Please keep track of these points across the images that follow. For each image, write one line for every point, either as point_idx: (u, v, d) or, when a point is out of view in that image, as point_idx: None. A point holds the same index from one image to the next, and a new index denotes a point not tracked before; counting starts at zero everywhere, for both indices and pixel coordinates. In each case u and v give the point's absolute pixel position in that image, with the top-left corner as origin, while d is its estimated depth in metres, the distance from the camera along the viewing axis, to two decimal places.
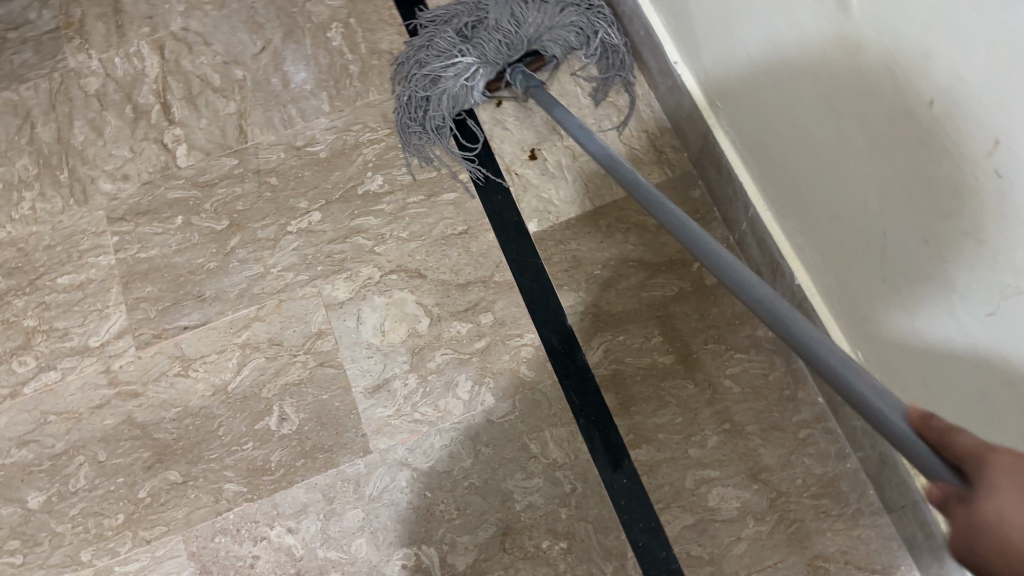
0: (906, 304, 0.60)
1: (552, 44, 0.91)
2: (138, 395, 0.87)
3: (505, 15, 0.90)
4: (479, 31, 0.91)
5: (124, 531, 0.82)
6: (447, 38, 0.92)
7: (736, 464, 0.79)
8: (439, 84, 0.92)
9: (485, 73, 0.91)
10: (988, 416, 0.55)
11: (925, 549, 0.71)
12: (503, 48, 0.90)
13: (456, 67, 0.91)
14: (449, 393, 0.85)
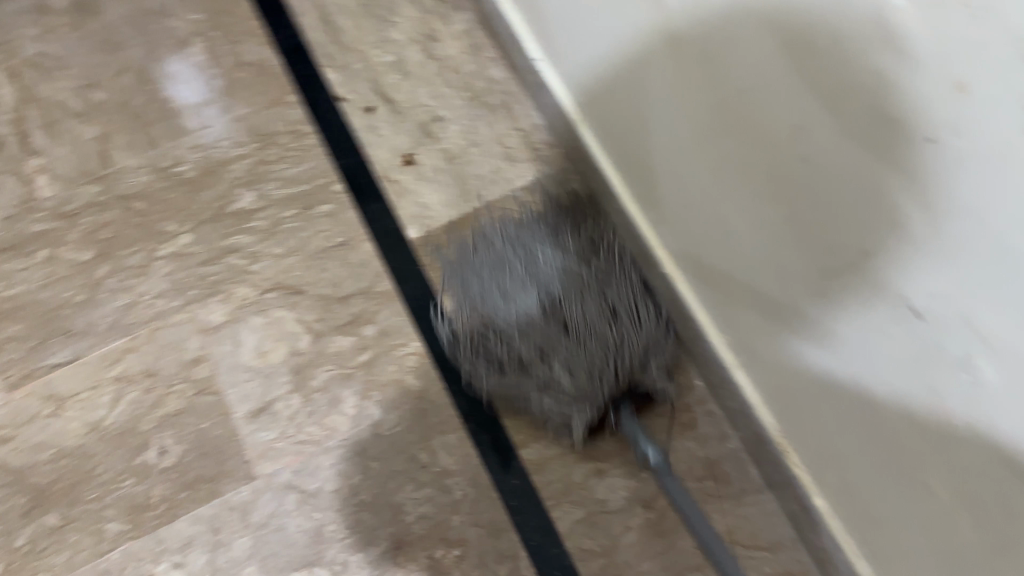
0: (754, 289, 0.61)
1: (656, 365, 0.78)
2: (9, 440, 0.83)
3: (587, 307, 0.77)
4: (569, 317, 0.76)
5: None
6: (526, 313, 0.77)
7: (622, 455, 0.80)
8: (511, 323, 0.77)
9: (582, 416, 0.76)
10: (834, 390, 0.56)
11: (804, 523, 0.71)
12: (604, 377, 0.75)
13: (562, 385, 0.75)
14: (335, 409, 0.83)
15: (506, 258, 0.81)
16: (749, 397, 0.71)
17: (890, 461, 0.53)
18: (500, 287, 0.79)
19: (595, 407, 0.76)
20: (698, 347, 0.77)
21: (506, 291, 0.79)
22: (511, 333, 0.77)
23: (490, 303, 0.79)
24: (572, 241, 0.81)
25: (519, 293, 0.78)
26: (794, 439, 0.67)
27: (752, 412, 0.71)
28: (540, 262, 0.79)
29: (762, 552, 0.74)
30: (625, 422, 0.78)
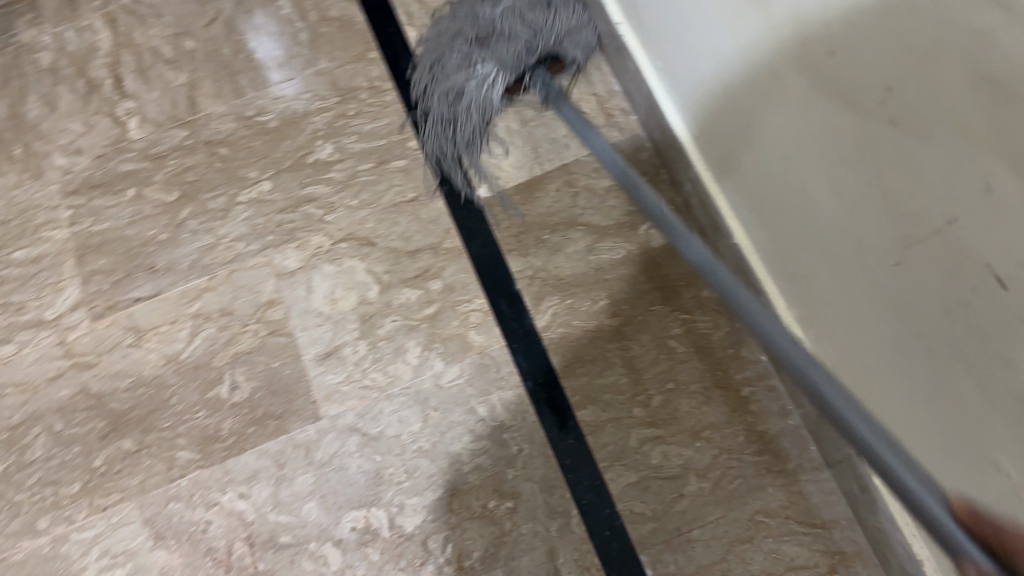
0: (828, 260, 0.61)
1: (574, 45, 0.88)
2: (92, 366, 0.88)
3: (509, 13, 0.86)
4: (497, 34, 0.86)
5: (81, 499, 0.83)
6: (468, 90, 0.87)
7: (680, 422, 0.80)
8: (460, 86, 0.87)
9: (505, 77, 0.86)
10: (903, 366, 0.56)
11: (862, 503, 0.72)
12: (522, 47, 0.85)
13: (477, 77, 0.86)
14: (399, 358, 0.85)
15: (457, 19, 0.90)
16: None
17: (955, 440, 0.53)
18: (448, 68, 0.88)
19: (520, 71, 0.86)
20: None
21: (450, 50, 0.89)
22: (453, 91, 0.87)
23: (439, 75, 0.89)
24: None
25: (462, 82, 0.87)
26: None
27: None
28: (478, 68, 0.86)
29: (815, 530, 0.74)
30: (535, 81, 0.88)
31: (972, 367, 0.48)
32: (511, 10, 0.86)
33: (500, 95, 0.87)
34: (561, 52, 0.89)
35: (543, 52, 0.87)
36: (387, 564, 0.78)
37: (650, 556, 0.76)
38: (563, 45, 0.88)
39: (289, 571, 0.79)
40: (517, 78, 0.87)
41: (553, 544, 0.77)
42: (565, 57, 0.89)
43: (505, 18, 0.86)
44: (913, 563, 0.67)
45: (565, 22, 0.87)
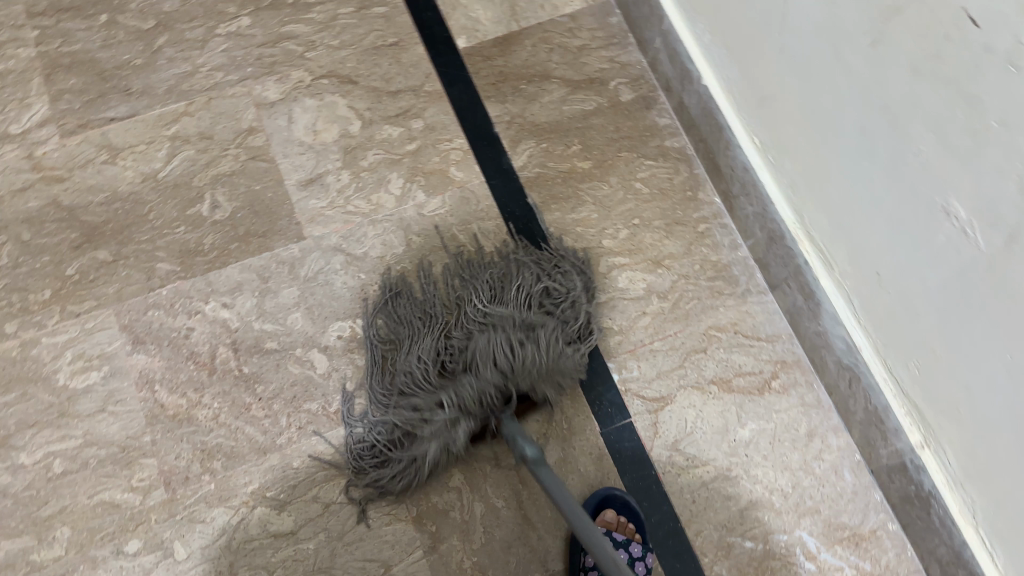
0: (817, 101, 0.71)
1: (548, 388, 0.79)
2: (62, 180, 0.87)
3: (495, 334, 0.79)
4: (469, 360, 0.78)
5: (52, 306, 0.82)
6: (420, 401, 0.77)
7: (643, 253, 0.88)
8: (414, 425, 0.77)
9: (468, 424, 0.76)
10: (868, 167, 0.67)
11: (804, 313, 0.82)
12: (493, 398, 0.77)
13: (436, 419, 0.76)
14: (381, 188, 0.89)
15: (426, 311, 0.82)
16: (768, 195, 0.82)
17: (914, 222, 0.64)
18: (408, 370, 0.79)
19: (487, 416, 0.77)
20: (725, 160, 0.87)
21: (412, 385, 0.79)
22: (408, 422, 0.77)
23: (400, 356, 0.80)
24: (486, 280, 0.83)
25: (434, 359, 0.79)
26: (808, 227, 0.78)
27: (770, 207, 0.82)
28: (430, 413, 0.77)
29: (759, 342, 0.85)
30: (507, 427, 0.78)
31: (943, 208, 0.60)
32: (495, 349, 0.78)
33: (463, 441, 0.77)
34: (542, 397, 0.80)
35: (513, 397, 0.78)
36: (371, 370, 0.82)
37: (616, 364, 0.84)
38: (536, 389, 0.78)
39: (275, 373, 0.82)
40: (479, 424, 0.78)
41: None
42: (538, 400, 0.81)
43: (488, 322, 0.80)
44: (851, 356, 0.77)
45: (540, 356, 0.78)
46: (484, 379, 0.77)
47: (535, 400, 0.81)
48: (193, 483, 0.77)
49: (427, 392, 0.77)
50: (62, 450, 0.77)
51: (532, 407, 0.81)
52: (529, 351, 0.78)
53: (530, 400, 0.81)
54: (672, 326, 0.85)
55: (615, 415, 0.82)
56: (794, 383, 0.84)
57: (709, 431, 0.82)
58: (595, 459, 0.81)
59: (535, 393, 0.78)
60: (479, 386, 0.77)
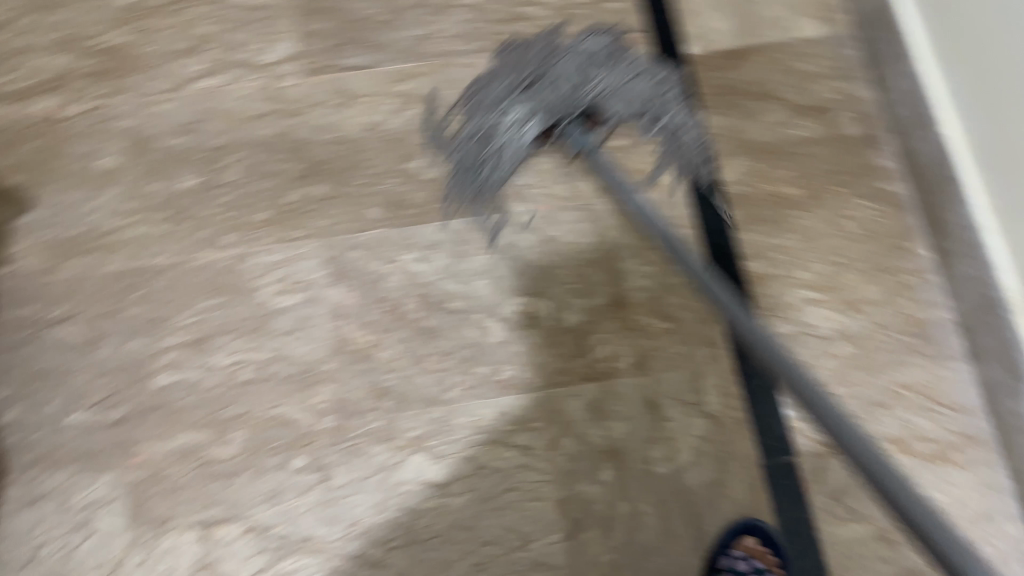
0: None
1: (615, 103, 0.85)
2: (297, 114, 0.93)
3: (574, 61, 0.85)
4: (542, 79, 0.84)
5: (267, 227, 0.88)
6: (515, 76, 0.85)
7: (838, 292, 0.85)
8: (488, 127, 0.85)
9: (539, 120, 0.84)
10: None
11: (1006, 389, 0.77)
12: (563, 96, 0.84)
13: (510, 118, 0.84)
14: (585, 176, 0.90)
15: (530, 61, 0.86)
16: (993, 260, 0.77)
17: None
18: (495, 86, 0.86)
19: (556, 120, 0.84)
20: (949, 214, 0.83)
21: (500, 116, 0.85)
22: (482, 131, 0.86)
23: (473, 106, 0.87)
24: (597, 44, 0.86)
25: (523, 79, 0.85)
26: None
27: (991, 273, 0.78)
28: (500, 125, 0.85)
29: (945, 409, 0.81)
30: (569, 133, 0.86)
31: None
32: (582, 72, 0.85)
33: (530, 142, 0.85)
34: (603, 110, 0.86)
35: (580, 107, 0.84)
36: (544, 349, 0.84)
37: (791, 399, 0.81)
38: (603, 100, 0.85)
39: (453, 332, 0.85)
40: (550, 125, 0.85)
41: (700, 367, 0.83)
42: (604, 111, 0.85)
43: (608, 66, 0.86)
44: None
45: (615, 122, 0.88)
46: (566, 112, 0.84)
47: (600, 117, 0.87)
48: (361, 417, 0.81)
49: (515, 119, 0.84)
50: (252, 360, 0.83)
51: (595, 121, 0.87)
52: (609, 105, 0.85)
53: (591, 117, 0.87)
54: (855, 373, 0.82)
55: (778, 450, 0.80)
56: (976, 460, 0.79)
57: (875, 488, 0.78)
58: (749, 487, 0.79)
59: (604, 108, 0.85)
60: (557, 95, 0.83)
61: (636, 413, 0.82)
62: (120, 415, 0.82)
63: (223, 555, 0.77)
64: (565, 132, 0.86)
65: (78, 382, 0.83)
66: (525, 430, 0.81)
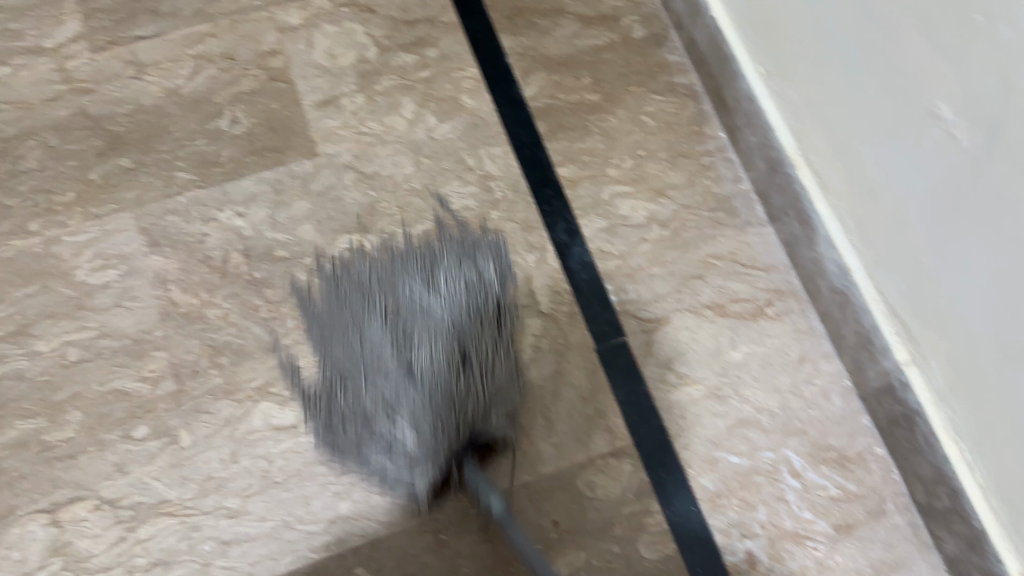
0: (875, 152, 0.70)
1: (492, 394, 0.79)
2: (91, 92, 0.91)
3: (439, 367, 0.77)
4: (411, 335, 0.79)
5: (75, 207, 0.86)
6: (370, 314, 0.81)
7: (647, 183, 0.90)
8: (362, 410, 0.78)
9: (432, 460, 0.75)
10: (902, 240, 0.70)
11: (801, 242, 0.84)
12: (439, 355, 0.78)
13: (386, 420, 0.77)
14: (394, 112, 0.92)
15: (352, 351, 0.80)
16: (772, 125, 0.83)
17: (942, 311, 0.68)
18: (370, 347, 0.80)
19: (450, 441, 0.75)
20: (731, 90, 0.88)
21: (372, 408, 0.77)
22: (366, 443, 0.77)
23: (347, 330, 0.81)
24: (459, 279, 0.83)
25: (382, 338, 0.80)
26: (810, 157, 0.80)
27: (771, 135, 0.84)
28: (371, 346, 0.80)
29: (756, 271, 0.87)
30: (467, 477, 0.76)
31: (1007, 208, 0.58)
32: (420, 381, 0.77)
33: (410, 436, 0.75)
34: (488, 431, 0.79)
35: (469, 443, 0.77)
36: None
37: (614, 286, 0.86)
38: (491, 419, 0.78)
39: (283, 280, 0.85)
40: (443, 469, 0.76)
41: (529, 272, 0.87)
42: (493, 442, 0.79)
43: (435, 295, 0.82)
44: (843, 279, 0.79)
45: (488, 384, 0.79)
46: (455, 416, 0.76)
47: (487, 415, 0.79)
48: (201, 376, 0.80)
49: (404, 375, 0.77)
50: (78, 340, 0.81)
51: (488, 454, 0.79)
52: (471, 342, 0.79)
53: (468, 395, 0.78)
54: (671, 253, 0.87)
55: (610, 333, 0.85)
56: (788, 311, 0.85)
57: (702, 352, 0.84)
58: (588, 372, 0.83)
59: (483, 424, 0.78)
60: (435, 344, 0.78)
61: None
62: None
63: (76, 535, 0.75)
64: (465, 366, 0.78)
65: None
66: None
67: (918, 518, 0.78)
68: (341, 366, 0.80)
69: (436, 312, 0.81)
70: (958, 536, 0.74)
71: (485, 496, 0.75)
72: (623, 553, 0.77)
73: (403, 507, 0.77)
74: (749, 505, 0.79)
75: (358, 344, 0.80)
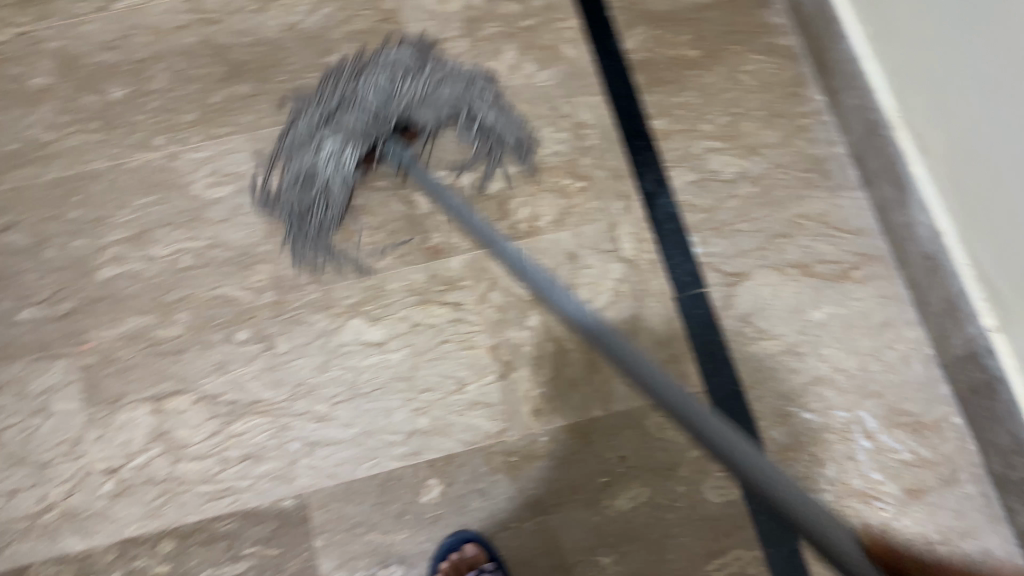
0: (987, 148, 0.70)
1: (423, 112, 0.87)
2: (217, 23, 0.97)
3: (375, 88, 0.87)
4: (344, 106, 0.87)
5: (196, 127, 0.92)
6: (308, 110, 0.89)
7: (740, 140, 0.91)
8: (311, 166, 0.86)
9: (355, 146, 0.85)
10: (1006, 232, 0.70)
11: (895, 207, 0.83)
12: (368, 116, 0.85)
13: (326, 149, 0.85)
14: (496, 57, 0.95)
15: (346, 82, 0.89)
16: (873, 86, 0.83)
17: None
18: (298, 139, 0.88)
19: (373, 145, 0.85)
20: (832, 52, 0.88)
21: (314, 151, 0.86)
22: (305, 173, 0.86)
23: (332, 95, 0.88)
24: (403, 57, 0.90)
25: (321, 114, 0.88)
26: (910, 119, 0.80)
27: (873, 96, 0.83)
28: (326, 148, 0.85)
29: (845, 234, 0.86)
30: (389, 151, 0.87)
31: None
32: (383, 99, 0.86)
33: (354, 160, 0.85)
34: (418, 122, 0.87)
35: (390, 121, 0.85)
36: None
37: (699, 238, 0.87)
38: (412, 112, 0.86)
39: (380, 209, 0.89)
40: (369, 148, 0.86)
41: (616, 219, 0.89)
42: (417, 125, 0.87)
43: (394, 74, 0.88)
44: (933, 243, 0.78)
45: (368, 117, 0.85)
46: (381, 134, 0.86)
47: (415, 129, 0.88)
48: (300, 290, 0.86)
49: (368, 93, 0.86)
50: (191, 248, 0.87)
51: (412, 136, 0.89)
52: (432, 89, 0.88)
53: (407, 130, 0.88)
54: (758, 211, 0.88)
55: (691, 284, 0.86)
56: (874, 275, 0.85)
57: (783, 309, 0.84)
58: (666, 319, 0.85)
59: (413, 119, 0.87)
60: (364, 113, 0.85)
61: (557, 264, 0.87)
62: (68, 308, 0.86)
63: (177, 424, 0.82)
64: (387, 151, 0.87)
65: (28, 281, 0.87)
66: (456, 288, 0.86)
67: (992, 490, 0.77)
68: (310, 153, 0.86)
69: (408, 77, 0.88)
70: None
71: (393, 156, 0.86)
72: (686, 493, 0.79)
73: (338, 222, 0.87)
74: (818, 461, 0.79)
75: (318, 105, 0.88)
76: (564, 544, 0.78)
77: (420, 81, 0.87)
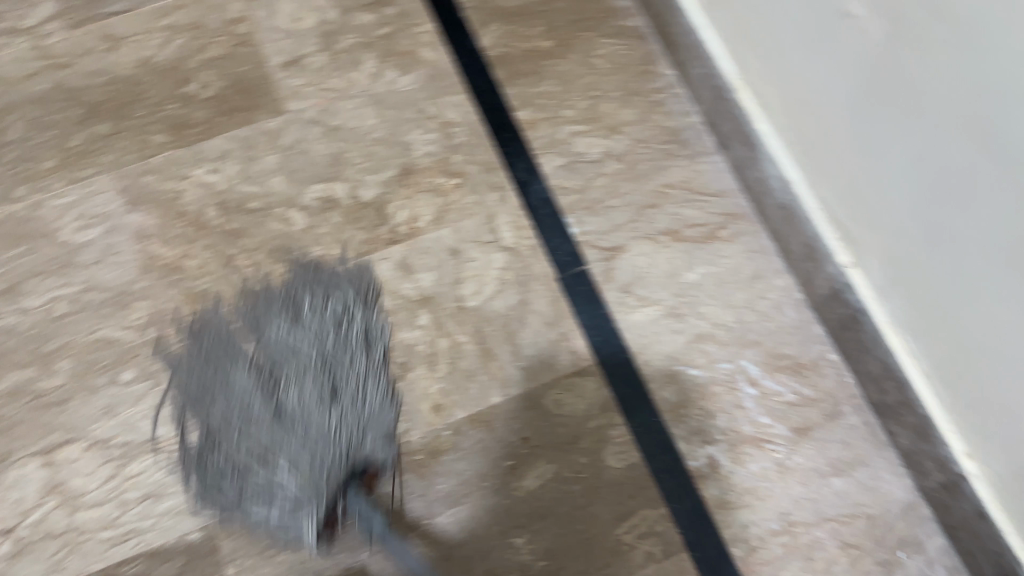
0: (827, 118, 0.74)
1: (374, 444, 0.81)
2: (68, 66, 0.95)
3: (314, 408, 0.82)
4: (282, 419, 0.81)
5: (57, 172, 0.90)
6: (235, 364, 0.83)
7: (602, 121, 0.94)
8: (246, 463, 0.80)
9: (310, 513, 0.78)
10: (855, 192, 0.74)
11: (749, 164, 0.87)
12: (300, 476, 0.80)
13: (269, 466, 0.80)
14: (356, 68, 0.96)
15: (235, 346, 0.84)
16: (714, 54, 0.87)
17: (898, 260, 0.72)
18: (225, 412, 0.82)
19: (329, 498, 0.79)
20: (675, 27, 0.93)
21: (225, 413, 0.82)
22: (235, 471, 0.80)
23: (227, 375, 0.83)
24: (344, 298, 0.86)
25: (248, 399, 0.82)
26: (751, 84, 0.84)
27: (714, 64, 0.87)
28: (249, 421, 0.81)
29: (709, 197, 0.90)
30: (352, 508, 0.79)
31: (938, 118, 0.61)
32: (302, 394, 0.82)
33: (316, 513, 0.78)
34: (371, 460, 0.81)
35: (349, 468, 0.80)
36: (346, 226, 0.89)
37: (574, 219, 0.90)
38: (367, 417, 0.82)
39: (257, 229, 0.89)
40: (327, 511, 0.79)
41: (492, 210, 0.91)
42: (376, 465, 0.80)
43: (292, 330, 0.85)
44: (786, 194, 0.83)
45: (332, 444, 0.81)
46: (334, 490, 0.79)
47: (375, 470, 0.80)
48: (184, 321, 0.85)
49: (297, 395, 0.82)
50: (65, 294, 0.86)
51: (374, 478, 0.81)
52: (369, 374, 0.83)
53: (366, 474, 0.80)
54: (626, 185, 0.91)
55: (571, 263, 0.88)
56: (740, 233, 0.89)
57: (660, 275, 0.87)
58: (552, 300, 0.87)
59: (371, 459, 0.81)
60: (300, 436, 0.81)
61: (441, 261, 0.88)
62: None
63: (71, 473, 0.80)
64: (348, 500, 0.79)
65: None
66: (342, 299, 0.86)
67: (872, 417, 0.82)
68: (215, 420, 0.81)
69: (338, 389, 0.83)
70: (907, 427, 0.77)
71: (359, 511, 0.78)
72: (590, 463, 0.81)
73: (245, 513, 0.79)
74: (709, 414, 0.82)
75: (224, 374, 0.83)
76: (477, 532, 0.79)
77: (365, 395, 0.83)
